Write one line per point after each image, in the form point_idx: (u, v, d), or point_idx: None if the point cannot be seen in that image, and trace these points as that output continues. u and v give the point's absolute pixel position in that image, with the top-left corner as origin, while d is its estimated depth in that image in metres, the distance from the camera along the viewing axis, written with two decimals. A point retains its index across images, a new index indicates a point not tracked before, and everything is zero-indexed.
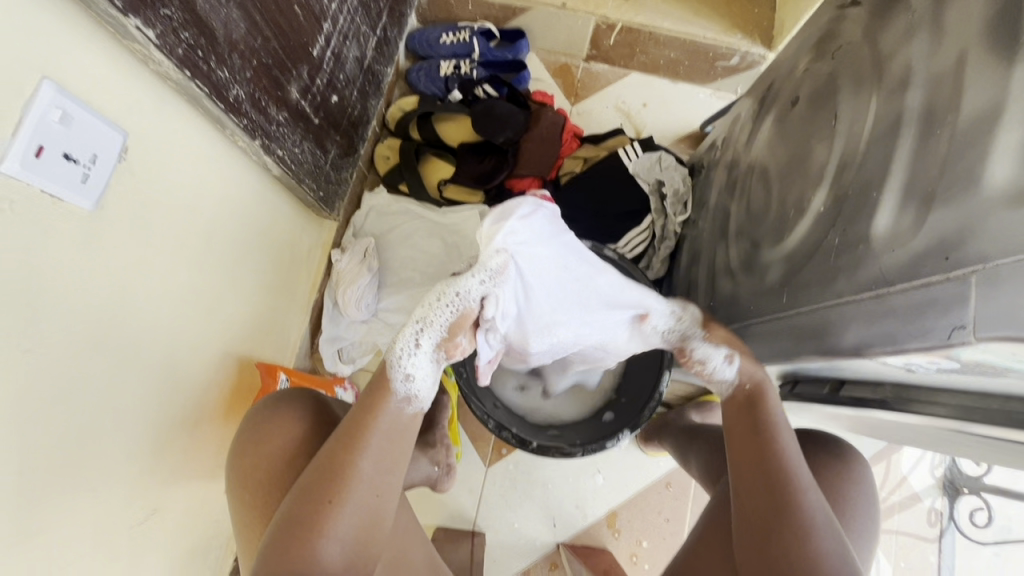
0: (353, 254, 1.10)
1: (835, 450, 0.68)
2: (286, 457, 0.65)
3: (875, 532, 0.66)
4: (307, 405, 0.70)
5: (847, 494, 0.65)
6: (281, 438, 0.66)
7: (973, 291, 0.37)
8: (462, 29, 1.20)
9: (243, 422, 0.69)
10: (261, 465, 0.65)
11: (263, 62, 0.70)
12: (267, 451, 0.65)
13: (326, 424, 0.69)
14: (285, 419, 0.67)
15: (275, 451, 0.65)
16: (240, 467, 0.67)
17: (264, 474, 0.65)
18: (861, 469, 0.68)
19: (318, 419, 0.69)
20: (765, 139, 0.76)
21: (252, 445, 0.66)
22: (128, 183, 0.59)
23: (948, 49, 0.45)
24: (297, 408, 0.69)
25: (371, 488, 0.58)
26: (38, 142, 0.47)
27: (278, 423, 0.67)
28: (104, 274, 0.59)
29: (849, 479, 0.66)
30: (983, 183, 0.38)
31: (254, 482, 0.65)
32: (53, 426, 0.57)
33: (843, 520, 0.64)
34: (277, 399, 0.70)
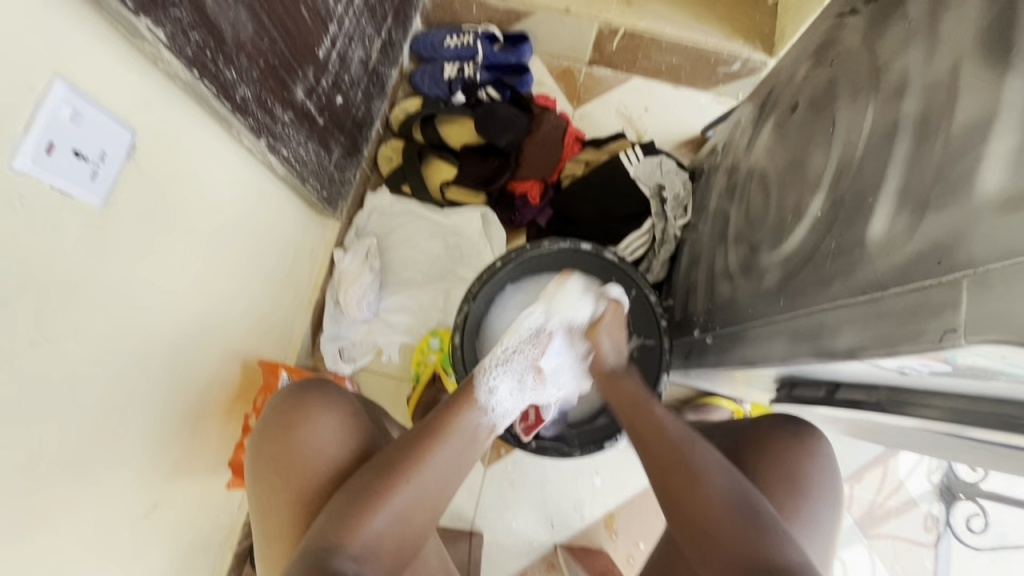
0: (355, 254, 1.12)
1: (797, 430, 0.69)
2: (325, 447, 0.66)
3: (836, 498, 0.67)
4: (347, 399, 0.72)
5: (807, 467, 0.67)
6: (320, 427, 0.67)
7: (965, 295, 0.37)
8: (466, 32, 1.21)
9: (270, 410, 0.69)
10: (295, 452, 0.66)
11: (270, 62, 0.71)
12: (302, 438, 0.66)
13: (364, 421, 0.71)
14: (326, 408, 0.69)
15: (313, 439, 0.66)
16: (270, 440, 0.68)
17: (297, 460, 0.66)
18: (821, 442, 0.68)
19: (361, 416, 0.72)
20: (764, 145, 0.77)
21: (287, 432, 0.67)
22: (135, 180, 0.60)
23: (944, 57, 0.45)
24: (340, 401, 0.71)
25: (437, 480, 0.63)
26: (48, 139, 0.48)
27: (316, 411, 0.68)
28: (111, 270, 0.60)
29: (810, 454, 0.67)
30: (976, 189, 0.39)
31: (283, 468, 0.65)
32: (58, 420, 0.57)
33: (804, 493, 0.66)
34: (316, 387, 0.70)
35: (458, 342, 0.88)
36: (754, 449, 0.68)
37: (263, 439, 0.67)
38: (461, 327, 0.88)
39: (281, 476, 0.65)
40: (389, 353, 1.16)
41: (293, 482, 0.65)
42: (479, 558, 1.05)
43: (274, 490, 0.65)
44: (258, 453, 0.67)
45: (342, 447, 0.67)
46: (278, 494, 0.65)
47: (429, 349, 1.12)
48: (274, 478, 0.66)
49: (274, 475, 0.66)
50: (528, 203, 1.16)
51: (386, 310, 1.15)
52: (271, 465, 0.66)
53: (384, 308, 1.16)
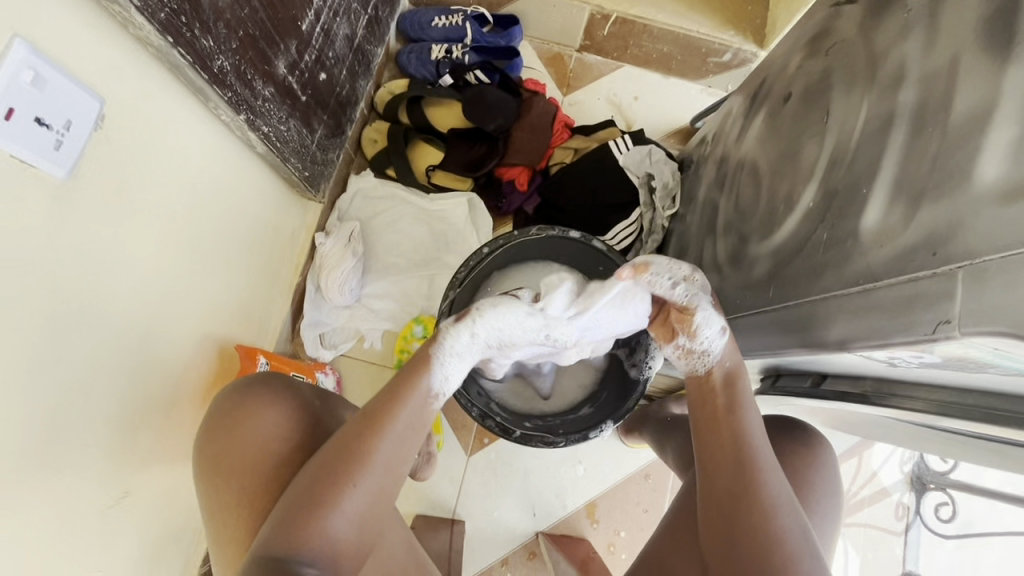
0: (337, 238, 1.08)
1: (801, 437, 0.69)
2: (267, 441, 0.64)
3: (837, 510, 0.68)
4: (293, 392, 0.69)
5: (812, 477, 0.67)
6: (259, 424, 0.65)
7: (959, 287, 0.38)
8: (455, 13, 1.18)
9: (218, 405, 0.67)
10: (236, 451, 0.64)
11: (251, 33, 0.68)
12: (241, 438, 0.64)
13: (311, 413, 0.68)
14: (267, 404, 0.66)
15: (252, 438, 0.64)
16: (209, 446, 0.65)
17: (237, 460, 0.63)
18: (824, 452, 0.69)
19: (308, 408, 0.68)
20: (756, 135, 0.77)
21: (229, 430, 0.65)
22: (104, 153, 0.57)
23: (943, 48, 0.45)
24: (285, 395, 0.68)
25: (386, 472, 0.58)
26: (8, 104, 0.45)
27: (257, 407, 0.66)
28: (77, 247, 0.57)
29: (799, 454, 0.68)
30: (974, 180, 0.39)
31: (227, 469, 0.64)
32: (21, 404, 0.54)
33: (807, 503, 0.66)
34: (261, 382, 0.68)
35: None
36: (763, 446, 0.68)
37: (209, 437, 0.66)
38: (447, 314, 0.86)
39: (225, 477, 0.63)
40: (371, 340, 1.14)
41: (236, 483, 0.63)
42: (461, 547, 1.05)
43: (222, 492, 0.63)
44: (205, 452, 0.65)
45: (283, 443, 0.64)
46: (224, 490, 0.63)
47: (412, 337, 1.10)
48: (220, 480, 0.64)
49: (217, 475, 0.64)
50: (515, 189, 1.14)
51: (369, 295, 1.13)
52: (215, 464, 0.64)
53: (367, 294, 1.13)
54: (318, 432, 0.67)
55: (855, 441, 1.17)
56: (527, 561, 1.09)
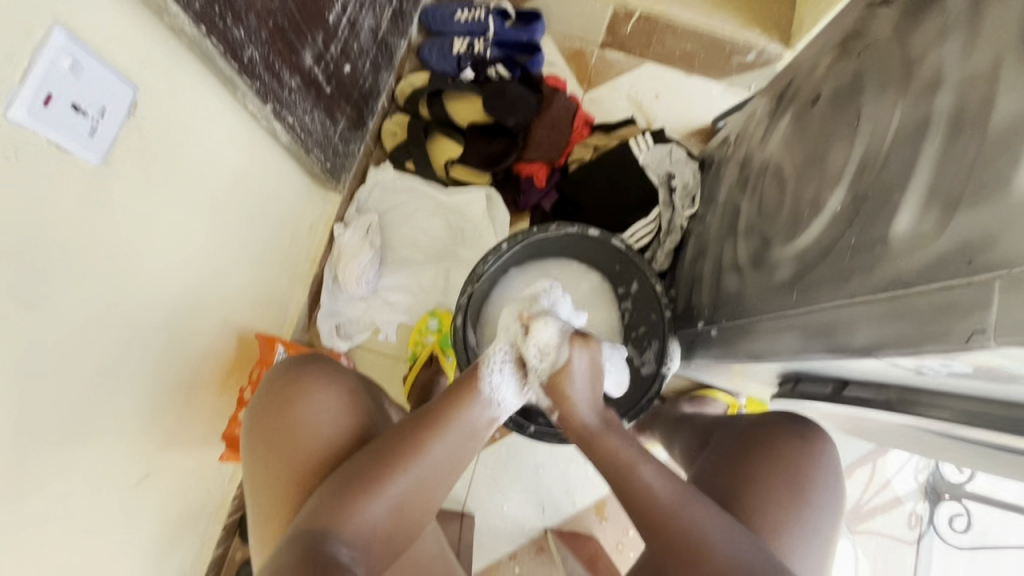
0: (356, 228, 1.09)
1: (803, 431, 0.69)
2: (320, 422, 0.65)
3: (838, 505, 0.67)
4: (346, 377, 0.71)
5: (814, 473, 0.66)
6: (320, 399, 0.66)
7: (995, 296, 0.37)
8: (478, 6, 1.17)
9: (269, 384, 0.68)
10: (292, 423, 0.65)
11: (280, 24, 0.68)
12: (300, 410, 0.65)
13: (362, 398, 0.70)
14: (325, 381, 0.68)
15: (312, 411, 0.65)
16: (258, 423, 0.66)
17: (293, 431, 0.64)
18: (827, 448, 0.69)
19: (358, 393, 0.70)
20: (781, 137, 0.76)
21: (287, 401, 0.66)
22: (136, 140, 0.58)
23: (984, 53, 0.44)
24: (338, 377, 0.70)
25: (436, 469, 0.60)
26: (47, 90, 0.46)
27: (315, 383, 0.67)
28: (108, 233, 0.58)
29: (815, 455, 0.67)
30: (1013, 189, 0.38)
31: (281, 440, 0.64)
32: (52, 384, 0.56)
33: (808, 498, 0.65)
34: (316, 362, 0.70)
35: (459, 324, 0.85)
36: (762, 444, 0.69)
37: (261, 409, 0.67)
38: (464, 308, 0.86)
39: (279, 449, 0.64)
40: (386, 332, 1.15)
41: (290, 453, 0.63)
42: (470, 540, 1.06)
43: (271, 464, 0.64)
44: (256, 424, 0.66)
45: (341, 420, 0.66)
46: (269, 466, 0.64)
47: (428, 330, 1.11)
48: (273, 450, 0.64)
49: (267, 450, 0.64)
50: (534, 185, 1.14)
51: (385, 287, 1.14)
52: (266, 434, 0.65)
53: (383, 286, 1.14)
54: (370, 415, 0.69)
55: (869, 448, 1.15)
56: (534, 556, 1.09)
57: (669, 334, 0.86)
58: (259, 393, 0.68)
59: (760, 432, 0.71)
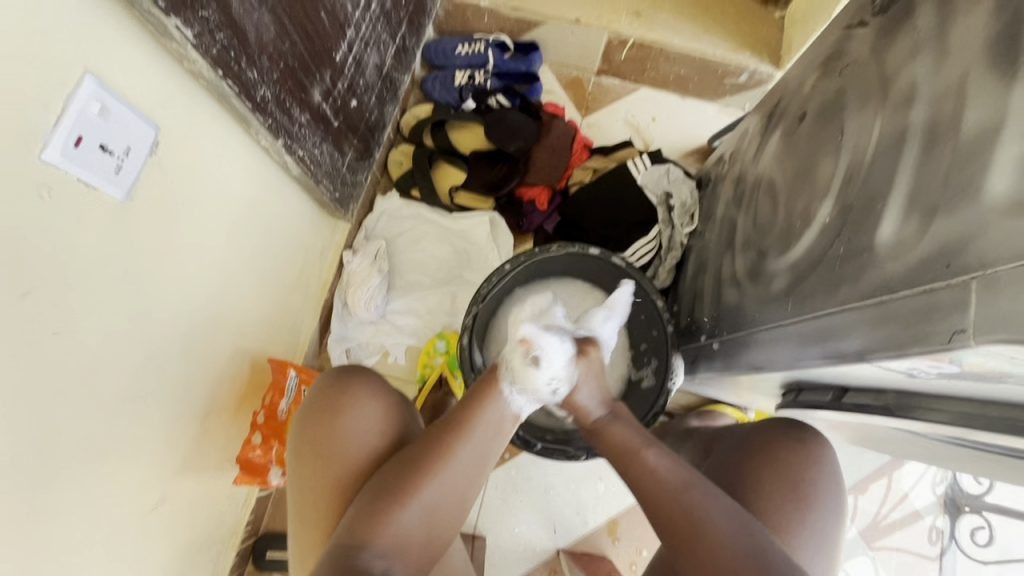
0: (365, 255, 1.13)
1: (808, 440, 0.69)
2: (362, 429, 0.67)
3: (841, 507, 0.67)
4: (390, 388, 0.73)
5: (812, 475, 0.67)
6: (359, 409, 0.68)
7: (973, 297, 0.38)
8: (478, 41, 1.22)
9: (312, 394, 0.70)
10: (334, 432, 0.67)
11: (290, 64, 0.73)
12: (341, 422, 0.67)
13: (403, 411, 0.72)
14: (366, 391, 0.70)
15: (353, 423, 0.67)
16: (303, 433, 0.68)
17: (334, 442, 0.66)
18: (827, 454, 0.69)
19: (396, 399, 0.72)
20: (773, 153, 0.78)
21: (330, 412, 0.68)
22: (158, 176, 0.62)
23: (953, 67, 0.46)
24: (376, 385, 0.71)
25: (462, 475, 0.61)
26: (77, 133, 0.50)
27: (358, 393, 0.69)
28: (132, 263, 0.61)
29: (817, 461, 0.68)
30: (985, 195, 0.40)
31: (322, 451, 0.66)
32: (76, 408, 0.58)
33: (807, 501, 0.65)
34: (360, 371, 0.72)
35: (465, 344, 0.89)
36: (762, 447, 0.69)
37: (303, 422, 0.69)
38: (470, 328, 0.89)
39: (321, 459, 0.66)
40: (394, 355, 1.17)
41: (331, 463, 0.65)
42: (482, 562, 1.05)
43: (309, 475, 0.66)
44: (299, 435, 0.68)
45: (382, 431, 0.68)
46: (310, 475, 0.66)
47: (435, 352, 1.12)
48: (314, 461, 0.66)
49: (310, 459, 0.66)
50: (536, 209, 1.17)
51: (393, 311, 1.17)
52: (310, 444, 0.67)
53: (391, 310, 1.17)
54: (408, 428, 0.70)
55: (884, 461, 1.14)
56: None
57: (670, 347, 0.87)
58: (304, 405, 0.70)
59: (753, 438, 0.71)
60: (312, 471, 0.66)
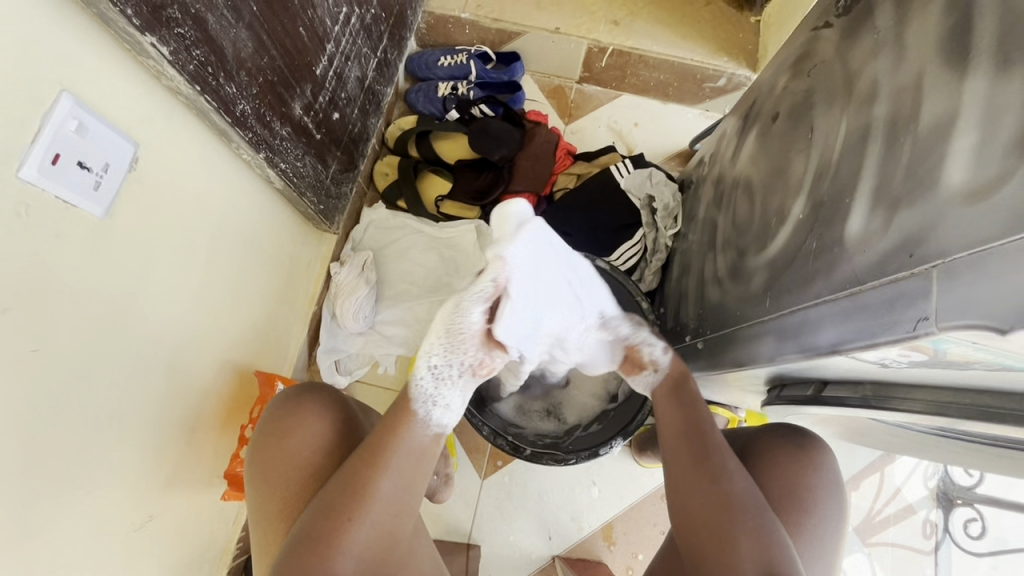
0: (351, 267, 1.13)
1: (799, 440, 0.69)
2: (314, 456, 0.67)
3: (841, 510, 0.68)
4: (343, 407, 0.72)
5: (811, 481, 0.67)
6: (311, 430, 0.68)
7: (934, 284, 0.39)
8: (459, 52, 1.24)
9: (265, 419, 0.70)
10: (286, 456, 0.66)
11: (269, 79, 0.74)
12: (292, 447, 0.66)
13: (354, 429, 0.71)
14: (319, 411, 0.69)
15: (304, 448, 0.67)
16: (257, 460, 0.67)
17: (286, 464, 0.66)
18: (827, 458, 0.69)
19: (351, 420, 0.72)
20: (749, 154, 0.79)
21: (282, 434, 0.67)
22: (138, 192, 0.62)
23: (911, 64, 0.48)
24: (327, 409, 0.70)
25: (391, 503, 0.61)
26: (55, 150, 0.51)
27: (311, 414, 0.69)
28: (114, 279, 0.62)
29: (816, 466, 0.68)
30: (944, 186, 0.41)
31: (272, 478, 0.66)
32: (59, 426, 0.58)
33: (807, 508, 0.66)
34: (311, 393, 0.71)
35: None
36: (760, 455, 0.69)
37: (257, 447, 0.68)
38: None
39: (273, 483, 0.65)
40: (385, 365, 1.17)
41: (285, 487, 0.65)
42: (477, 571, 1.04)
43: (263, 500, 0.65)
44: (253, 458, 0.68)
45: (333, 452, 0.68)
46: (264, 504, 0.65)
47: None
48: (268, 486, 0.66)
49: (263, 486, 0.66)
50: None
51: (382, 321, 1.17)
52: (264, 467, 0.66)
53: (380, 321, 1.17)
54: (359, 449, 0.70)
55: (875, 456, 1.14)
56: None
57: None
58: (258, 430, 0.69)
59: (757, 448, 0.70)
60: (263, 501, 0.65)
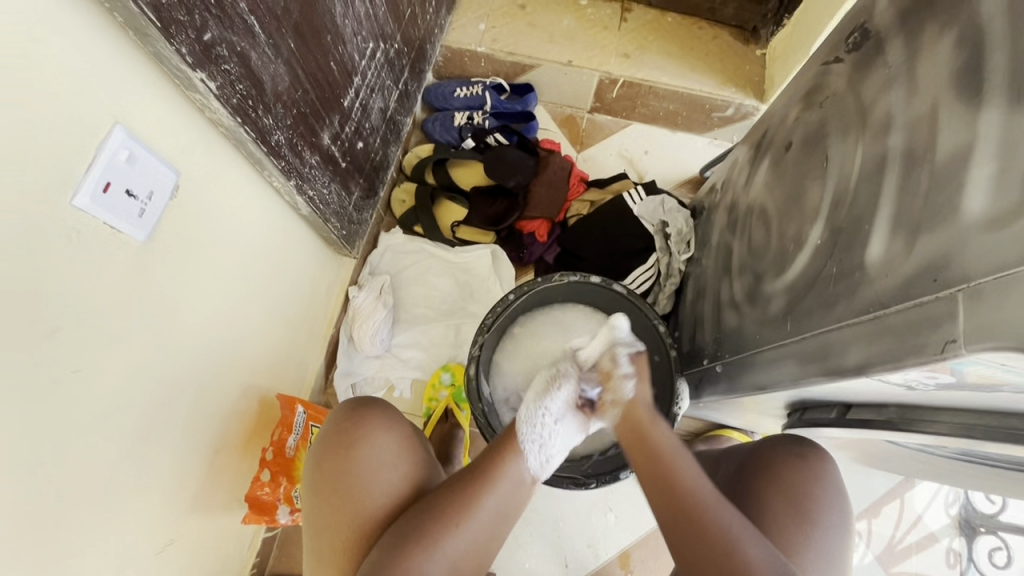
0: (370, 290, 1.15)
1: (802, 451, 0.70)
2: (377, 469, 0.68)
3: (842, 525, 0.67)
4: (403, 423, 0.74)
5: (812, 490, 0.67)
6: (374, 443, 0.70)
7: (961, 308, 0.40)
8: (475, 84, 1.28)
9: (326, 430, 0.71)
10: (350, 467, 0.68)
11: (302, 110, 0.77)
12: (356, 458, 0.68)
13: (413, 441, 0.73)
14: (383, 427, 0.71)
15: (368, 460, 0.69)
16: (319, 470, 0.69)
17: (350, 477, 0.68)
18: (827, 466, 0.69)
19: (409, 432, 0.74)
20: (762, 181, 0.82)
21: (346, 447, 0.69)
22: (177, 218, 0.65)
23: (923, 97, 0.50)
24: (389, 421, 0.73)
25: (489, 523, 0.63)
26: (106, 179, 0.53)
27: (374, 428, 0.71)
28: (152, 304, 0.64)
29: (816, 476, 0.68)
30: (964, 213, 0.42)
31: (336, 488, 0.67)
32: (93, 446, 0.59)
33: (808, 517, 0.66)
34: (371, 406, 0.73)
35: (473, 374, 0.90)
36: (761, 466, 0.70)
37: (319, 458, 0.70)
38: (477, 359, 0.91)
39: (333, 497, 0.67)
40: (400, 389, 1.17)
41: (348, 499, 0.67)
42: None
43: (324, 509, 0.67)
44: (316, 468, 0.70)
45: (394, 466, 0.69)
46: (327, 513, 0.67)
47: (440, 385, 1.13)
48: (330, 498, 0.67)
49: (326, 496, 0.67)
50: (536, 240, 1.21)
51: (398, 345, 1.18)
52: (327, 478, 0.68)
53: (397, 344, 1.18)
54: (420, 460, 0.72)
55: (893, 482, 1.13)
56: None
57: (675, 373, 0.88)
58: (318, 440, 0.72)
59: (761, 458, 0.71)
60: (326, 511, 0.67)
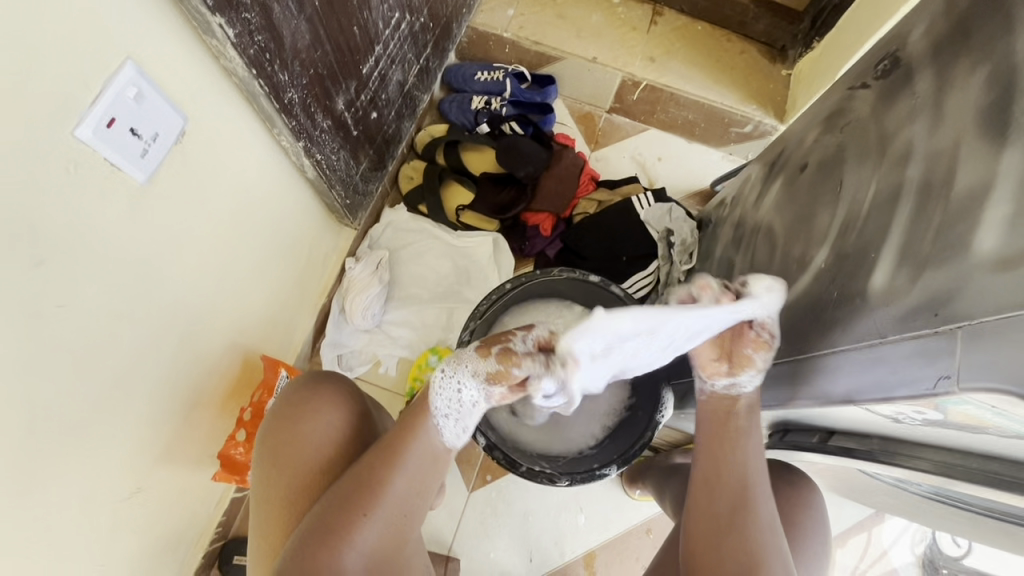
0: (367, 264, 1.14)
1: (792, 480, 0.70)
2: (321, 444, 0.68)
3: (825, 559, 0.67)
4: (353, 398, 0.73)
5: (804, 522, 0.67)
6: (321, 419, 0.69)
7: (959, 345, 0.40)
8: (497, 69, 1.26)
9: (281, 398, 0.72)
10: (293, 448, 0.67)
11: (320, 72, 0.75)
12: (301, 429, 0.68)
13: (363, 416, 0.72)
14: (328, 400, 0.70)
15: (311, 434, 0.68)
16: (267, 437, 0.69)
17: (292, 449, 0.67)
18: (815, 497, 0.69)
19: (359, 405, 0.73)
20: (773, 200, 0.81)
21: (289, 425, 0.68)
22: (179, 163, 0.63)
23: (947, 131, 0.49)
24: (339, 394, 0.72)
25: (400, 504, 0.62)
26: (111, 114, 0.52)
27: (319, 406, 0.70)
28: (148, 247, 0.63)
29: (804, 505, 0.68)
30: (975, 253, 0.42)
31: (279, 455, 0.68)
32: (70, 382, 0.59)
33: (795, 543, 0.66)
34: (325, 380, 0.72)
35: None
36: None
37: (268, 427, 0.70)
38: (466, 343, 0.90)
39: (278, 463, 0.67)
40: (386, 365, 1.16)
41: (289, 476, 0.67)
42: None
43: (267, 489, 0.67)
44: (261, 445, 0.70)
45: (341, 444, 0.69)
46: (271, 479, 0.67)
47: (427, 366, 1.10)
48: (273, 470, 0.68)
49: (272, 462, 0.68)
50: (539, 233, 1.20)
51: (389, 321, 1.17)
52: (272, 456, 0.68)
53: (387, 320, 1.17)
54: (369, 430, 0.72)
55: (865, 514, 1.14)
56: None
57: (660, 380, 0.88)
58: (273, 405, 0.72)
59: None
60: (270, 478, 0.68)
